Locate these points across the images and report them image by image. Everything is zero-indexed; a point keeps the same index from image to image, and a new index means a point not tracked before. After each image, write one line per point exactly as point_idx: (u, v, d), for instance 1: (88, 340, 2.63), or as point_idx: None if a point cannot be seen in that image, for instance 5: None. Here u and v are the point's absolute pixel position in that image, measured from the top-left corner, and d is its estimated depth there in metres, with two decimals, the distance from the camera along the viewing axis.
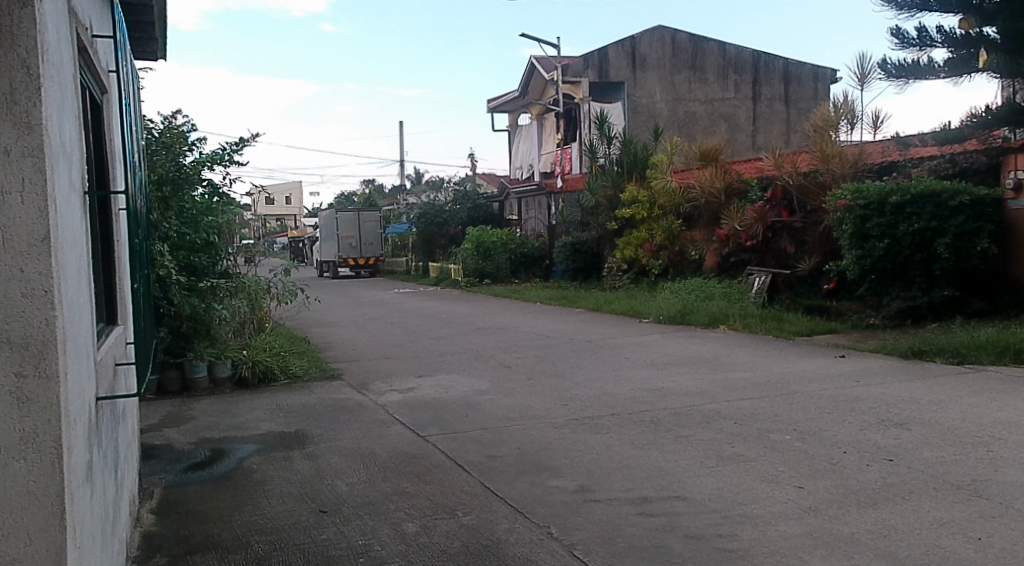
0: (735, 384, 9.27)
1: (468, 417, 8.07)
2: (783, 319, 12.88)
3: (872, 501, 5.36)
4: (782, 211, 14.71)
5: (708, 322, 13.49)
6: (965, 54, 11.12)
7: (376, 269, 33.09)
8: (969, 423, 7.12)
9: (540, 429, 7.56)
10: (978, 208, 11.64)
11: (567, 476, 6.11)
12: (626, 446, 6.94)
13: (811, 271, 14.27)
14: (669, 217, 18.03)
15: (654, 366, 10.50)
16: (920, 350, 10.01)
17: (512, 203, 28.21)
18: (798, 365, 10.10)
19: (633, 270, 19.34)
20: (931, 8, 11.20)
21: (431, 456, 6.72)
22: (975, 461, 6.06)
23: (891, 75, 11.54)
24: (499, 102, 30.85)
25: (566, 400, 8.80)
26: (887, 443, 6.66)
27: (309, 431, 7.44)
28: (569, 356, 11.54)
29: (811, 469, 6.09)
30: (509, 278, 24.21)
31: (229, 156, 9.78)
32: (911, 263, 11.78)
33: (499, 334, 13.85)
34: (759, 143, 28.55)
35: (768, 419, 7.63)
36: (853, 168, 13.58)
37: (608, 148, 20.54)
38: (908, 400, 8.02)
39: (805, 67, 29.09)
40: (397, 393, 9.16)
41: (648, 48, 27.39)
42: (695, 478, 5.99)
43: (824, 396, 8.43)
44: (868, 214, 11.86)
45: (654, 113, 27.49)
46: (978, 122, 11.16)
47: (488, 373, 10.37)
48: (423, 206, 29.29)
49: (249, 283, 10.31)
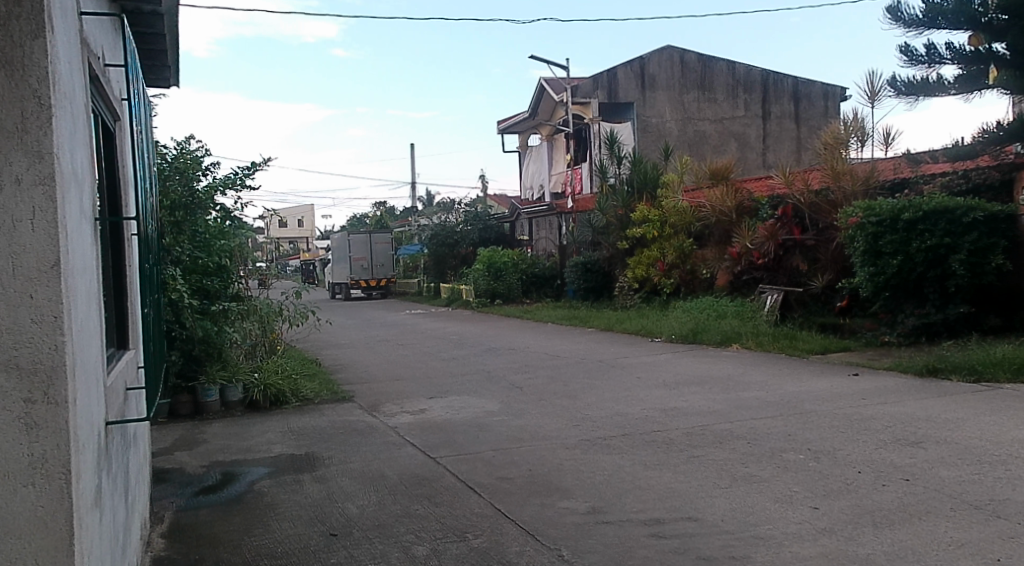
0: (748, 403, 9.22)
1: (480, 438, 8.05)
2: (796, 338, 12.82)
3: (887, 521, 5.31)
4: (793, 229, 14.64)
5: (720, 340, 13.47)
6: (974, 70, 11.09)
7: (387, 290, 33.22)
8: (986, 441, 7.06)
9: (551, 450, 7.55)
10: (992, 223, 11.60)
11: (578, 498, 6.08)
12: (638, 467, 6.91)
13: (824, 289, 14.27)
14: (680, 236, 18.09)
15: (666, 386, 10.45)
16: (935, 367, 9.94)
17: (523, 224, 28.33)
18: (812, 384, 10.02)
19: (644, 289, 19.24)
20: (939, 26, 11.21)
21: (441, 478, 6.71)
22: (994, 481, 5.98)
23: (900, 93, 11.52)
24: (509, 124, 31.06)
25: (577, 420, 8.77)
26: (903, 462, 6.60)
27: (320, 454, 7.45)
28: (581, 376, 11.52)
29: (825, 490, 6.04)
30: (520, 299, 24.16)
31: (241, 180, 9.85)
32: (925, 281, 11.72)
33: (511, 355, 13.84)
34: (769, 161, 28.64)
35: (782, 439, 7.59)
36: (863, 186, 13.61)
37: (619, 168, 20.57)
38: (924, 419, 7.96)
39: (815, 85, 29.16)
40: (408, 415, 9.16)
41: (657, 68, 27.47)
42: (707, 499, 5.95)
43: (838, 415, 8.36)
44: (880, 231, 11.83)
45: (664, 133, 27.57)
46: (989, 138, 11.10)
47: (499, 394, 10.36)
48: (436, 227, 29.48)
49: (260, 306, 10.32)
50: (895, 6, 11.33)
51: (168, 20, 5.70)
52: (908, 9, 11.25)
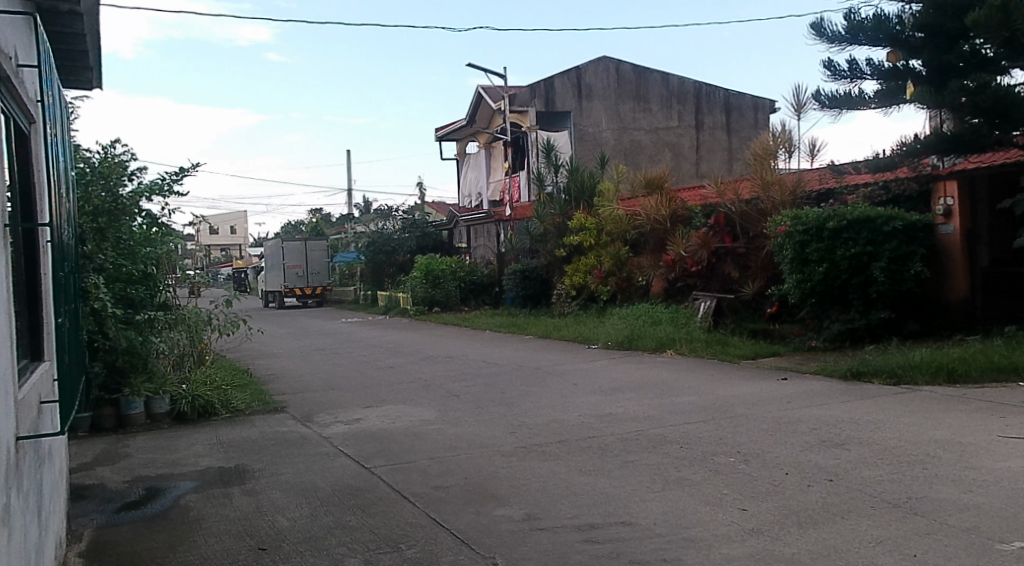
0: (681, 408, 9.39)
1: (416, 447, 8.02)
2: (728, 343, 13.10)
3: (811, 521, 5.47)
4: (725, 237, 15.01)
5: (656, 346, 13.68)
6: (892, 86, 11.48)
7: (322, 299, 32.81)
8: (905, 441, 7.33)
9: (487, 458, 7.56)
10: (910, 232, 12.12)
11: (514, 505, 6.10)
12: (573, 473, 6.97)
13: (754, 295, 14.62)
14: (617, 244, 18.31)
15: (602, 392, 10.57)
16: (858, 371, 10.26)
17: (460, 232, 28.33)
18: (743, 388, 10.25)
19: (581, 296, 19.40)
20: (860, 42, 11.61)
21: (375, 489, 6.66)
22: (912, 479, 6.21)
23: (824, 106, 11.93)
24: (446, 131, 30.99)
25: (515, 427, 8.81)
26: (827, 463, 6.81)
27: (250, 466, 7.32)
28: (518, 383, 11.57)
29: (754, 492, 6.19)
30: (458, 306, 24.12)
31: (168, 186, 9.63)
32: (849, 288, 12.10)
33: (449, 363, 13.81)
34: (703, 170, 29.19)
35: (713, 442, 7.76)
36: (792, 195, 14.09)
37: (557, 176, 20.67)
38: (847, 421, 8.22)
39: (746, 97, 29.89)
40: (342, 425, 9.07)
41: (593, 78, 27.84)
42: (640, 503, 6.04)
43: (767, 418, 8.57)
44: (807, 239, 12.16)
45: (600, 142, 27.95)
46: (909, 149, 11.43)
47: (435, 402, 10.33)
48: (372, 234, 29.26)
49: (190, 314, 10.12)
50: (818, 23, 11.71)
51: (88, 19, 5.55)
52: (830, 25, 11.63)
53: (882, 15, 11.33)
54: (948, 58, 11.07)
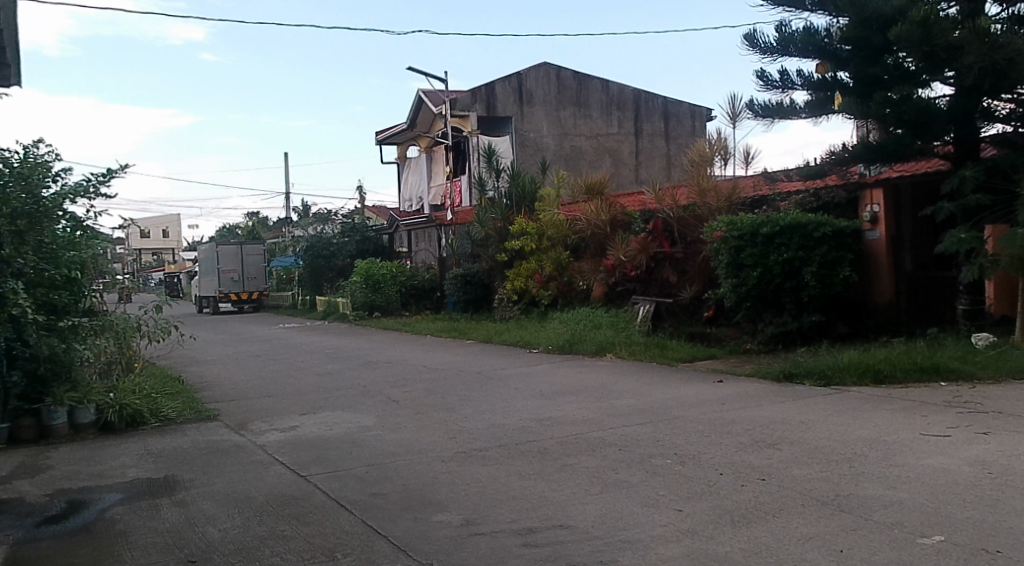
0: (620, 410, 9.50)
1: (353, 454, 7.94)
2: (666, 346, 13.29)
3: (744, 520, 5.59)
4: (663, 242, 15.33)
5: (596, 350, 13.80)
6: (821, 96, 11.83)
7: (259, 304, 32.26)
8: (834, 440, 7.54)
9: (427, 464, 7.53)
10: (839, 238, 12.47)
11: (452, 511, 6.09)
12: (512, 477, 7.00)
13: (691, 299, 14.89)
14: (558, 249, 18.38)
15: (542, 396, 10.61)
16: (790, 373, 10.51)
17: (401, 236, 28.24)
18: (680, 391, 10.42)
19: (523, 301, 19.43)
20: (790, 54, 11.95)
21: (311, 497, 6.58)
22: (840, 477, 6.40)
23: (757, 115, 12.22)
24: (387, 135, 30.80)
25: (454, 432, 8.80)
26: (760, 463, 6.97)
27: (180, 477, 7.15)
28: (458, 388, 11.53)
29: (689, 492, 6.29)
30: (399, 311, 23.97)
31: (94, 187, 9.37)
32: (782, 292, 12.38)
33: (388, 368, 13.69)
34: (642, 177, 29.55)
35: (650, 444, 7.86)
36: (727, 202, 14.38)
37: (497, 181, 20.72)
38: (780, 421, 8.42)
39: (684, 105, 30.41)
40: (278, 432, 8.93)
41: (534, 83, 27.99)
42: (578, 506, 6.09)
43: (703, 420, 8.73)
44: (742, 244, 12.44)
45: (541, 147, 28.10)
46: (837, 158, 11.77)
47: (374, 408, 10.25)
48: (310, 238, 28.87)
49: (117, 321, 9.70)
50: (751, 34, 12.00)
51: None
52: (763, 37, 11.93)
53: (812, 28, 11.69)
54: (873, 70, 11.35)
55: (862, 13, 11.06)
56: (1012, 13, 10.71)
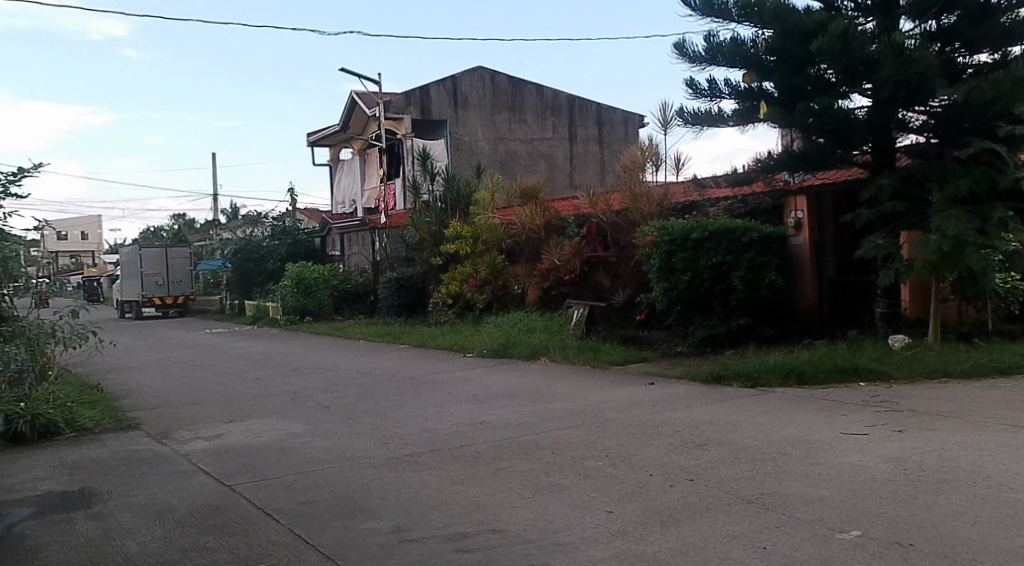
0: (554, 414, 9.54)
1: (281, 462, 7.79)
2: (599, 350, 13.41)
3: (673, 520, 5.67)
4: (597, 247, 15.37)
5: (530, 354, 13.84)
6: (748, 105, 12.13)
7: (185, 308, 31.44)
8: (761, 440, 7.71)
9: (357, 470, 7.43)
10: (766, 243, 12.76)
11: (383, 518, 6.03)
12: (445, 482, 6.96)
13: (624, 303, 15.08)
14: (493, 253, 18.43)
15: (476, 401, 10.58)
16: (719, 375, 10.70)
17: (334, 239, 27.98)
18: (613, 393, 10.51)
19: (458, 305, 19.37)
20: (718, 63, 12.20)
21: (236, 507, 6.43)
22: (765, 476, 6.54)
23: (687, 123, 12.45)
24: (319, 137, 30.40)
25: (386, 438, 8.72)
26: (689, 463, 7.08)
27: (97, 489, 6.90)
28: (390, 393, 11.42)
29: (620, 494, 6.36)
30: (331, 316, 23.62)
31: (6, 187, 8.99)
32: (711, 296, 12.63)
33: (319, 374, 13.47)
34: (576, 181, 29.76)
35: (582, 447, 7.92)
36: (659, 208, 14.60)
37: (432, 185, 20.73)
38: (708, 422, 8.57)
39: (617, 112, 30.78)
40: (202, 441, 8.71)
41: (468, 87, 28.00)
42: (510, 510, 6.09)
43: (634, 422, 8.83)
44: (672, 249, 12.63)
45: (476, 151, 28.10)
46: (763, 165, 12.07)
47: (303, 415, 10.08)
48: (239, 241, 28.16)
49: (30, 327, 9.36)
50: (680, 42, 12.22)
51: None
52: (692, 46, 12.16)
53: (739, 39, 11.97)
54: (797, 81, 11.64)
55: (787, 25, 11.35)
56: (925, 29, 11.11)
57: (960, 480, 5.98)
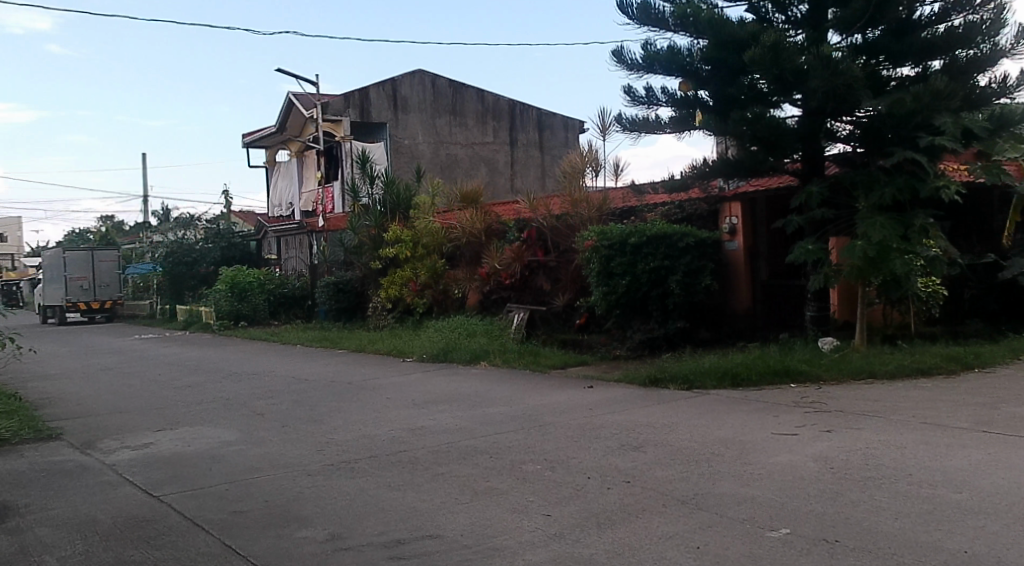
0: (493, 418, 9.51)
1: (212, 471, 7.59)
2: (539, 354, 13.45)
3: (609, 521, 5.70)
4: (537, 251, 15.45)
5: (469, 358, 13.78)
6: (684, 113, 12.32)
7: (112, 313, 30.52)
8: (696, 441, 7.81)
9: (291, 478, 7.29)
10: (702, 248, 12.95)
11: (318, 526, 5.92)
12: (382, 489, 6.87)
13: (564, 307, 15.11)
14: (433, 256, 18.35)
15: (415, 406, 10.49)
16: (656, 378, 10.81)
17: (270, 242, 27.55)
18: (552, 397, 10.54)
19: (397, 309, 19.22)
20: (655, 71, 12.35)
21: (164, 518, 6.24)
22: (699, 477, 6.62)
23: (625, 129, 12.58)
24: (255, 138, 29.83)
25: (322, 445, 8.58)
26: (626, 465, 7.13)
27: (15, 503, 6.63)
28: (327, 399, 11.25)
29: (557, 497, 6.36)
30: (267, 320, 23.16)
31: None
32: (649, 300, 12.77)
33: (253, 380, 13.18)
34: (516, 186, 29.84)
35: (521, 451, 7.91)
36: (598, 212, 14.73)
37: (371, 188, 20.36)
38: (645, 425, 8.66)
39: (557, 117, 30.94)
40: (129, 451, 8.44)
41: (408, 90, 27.83)
42: (448, 515, 6.04)
43: (572, 425, 8.87)
44: (612, 253, 12.73)
45: (416, 155, 27.94)
46: (699, 172, 12.28)
47: (237, 423, 9.85)
48: (171, 244, 27.51)
49: None
50: (618, 50, 12.33)
51: None
52: (629, 53, 12.29)
53: (675, 48, 12.13)
54: (731, 90, 11.86)
55: (721, 35, 11.57)
56: (851, 42, 11.41)
57: (885, 477, 6.15)
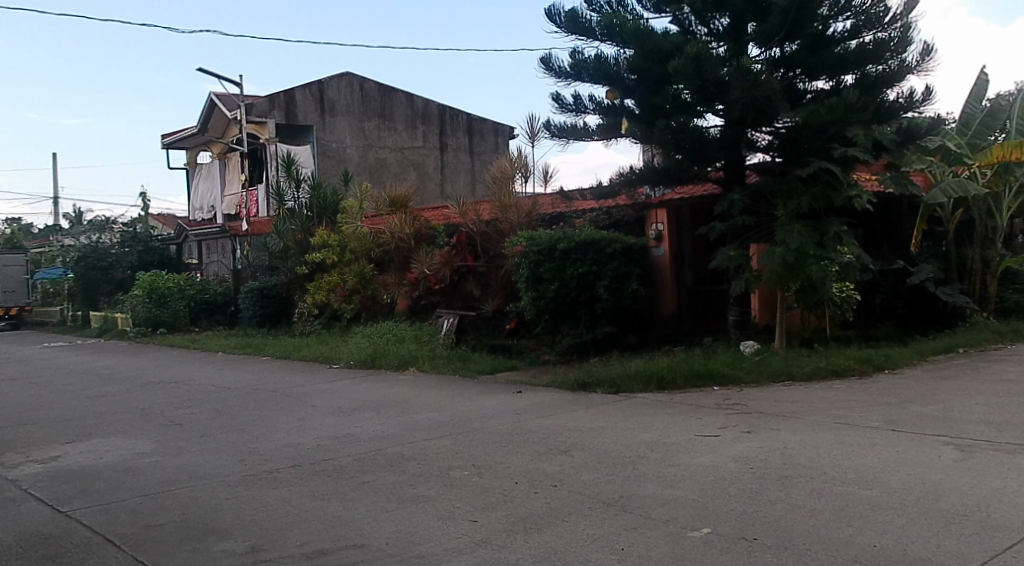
0: (421, 424, 9.39)
1: (126, 484, 7.29)
2: (468, 359, 13.38)
3: (536, 526, 5.67)
4: (467, 256, 15.50)
5: (398, 364, 13.62)
6: (611, 121, 12.43)
7: (20, 320, 29.21)
8: (622, 444, 7.85)
9: (210, 490, 7.05)
10: (629, 254, 13.10)
11: (237, 538, 5.73)
12: (305, 498, 6.70)
13: (494, 312, 15.06)
14: (362, 261, 17.86)
15: (341, 413, 10.30)
16: (584, 382, 10.85)
17: (191, 247, 27.09)
18: (480, 403, 10.47)
19: (324, 315, 18.89)
20: (582, 79, 12.44)
21: (72, 535, 5.96)
22: (625, 479, 6.66)
23: (554, 136, 12.63)
24: (174, 139, 28.94)
25: (243, 455, 8.34)
26: (553, 470, 7.12)
27: None
28: (250, 408, 10.94)
29: (484, 503, 6.30)
30: (187, 327, 22.52)
31: None
32: (578, 305, 12.85)
33: (172, 389, 12.75)
34: (446, 191, 29.71)
35: (448, 457, 7.82)
36: (527, 218, 14.78)
37: (297, 193, 20.02)
38: (574, 429, 8.68)
39: (487, 122, 30.95)
40: (36, 464, 8.05)
41: (336, 93, 27.47)
42: (373, 524, 5.92)
43: (500, 430, 8.83)
44: (541, 259, 12.73)
45: (344, 158, 27.58)
46: (626, 179, 12.42)
47: (153, 433, 9.50)
48: (83, 248, 26.18)
49: None
50: (546, 57, 12.39)
51: None
52: (557, 61, 12.36)
53: (602, 56, 12.24)
54: (656, 99, 12.00)
55: (646, 45, 11.73)
56: (769, 56, 11.70)
57: (801, 476, 6.28)
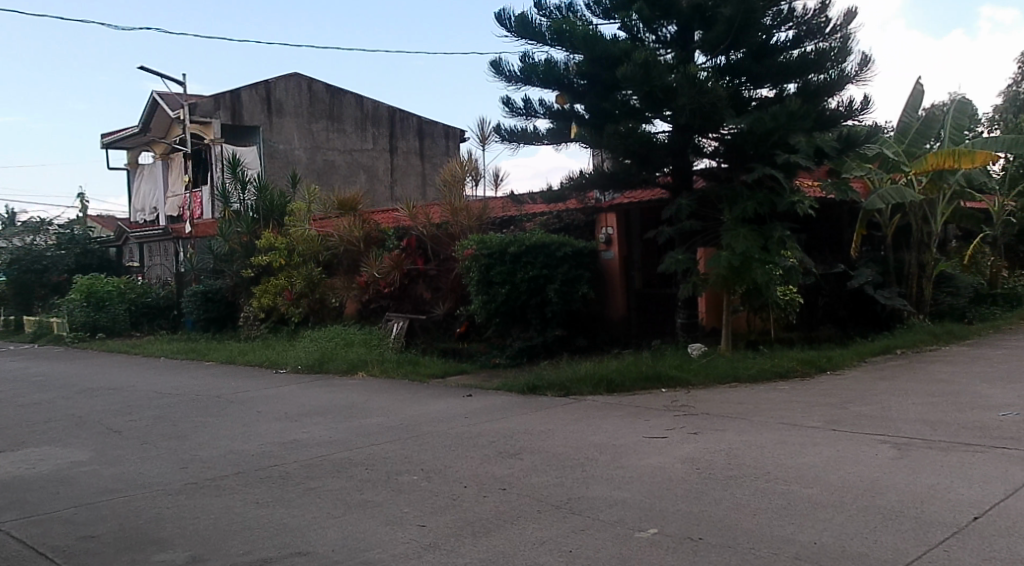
0: (369, 429, 9.28)
1: (61, 495, 7.04)
2: (418, 363, 13.28)
3: (484, 530, 5.63)
4: (417, 260, 15.33)
5: (346, 369, 13.46)
6: (561, 125, 12.46)
7: None
8: (572, 447, 7.84)
9: (150, 499, 6.85)
10: (579, 258, 13.14)
11: (178, 548, 5.58)
12: (249, 506, 6.55)
13: (445, 315, 14.98)
14: (309, 264, 17.60)
15: (287, 419, 10.11)
16: (534, 386, 10.83)
17: (132, 249, 26.51)
18: (430, 407, 10.38)
19: (270, 319, 18.53)
20: (532, 83, 12.45)
21: (2, 548, 5.72)
22: (573, 481, 6.66)
23: (504, 140, 12.62)
24: (115, 139, 28.24)
25: (185, 462, 8.12)
26: (502, 473, 7.08)
27: None
28: (193, 414, 10.69)
29: (433, 507, 6.24)
30: (128, 332, 22.02)
31: None
32: (528, 308, 12.84)
33: (111, 395, 12.40)
34: (396, 194, 29.47)
35: (397, 462, 7.73)
36: (478, 221, 14.74)
37: (243, 194, 19.69)
38: (523, 432, 8.65)
39: (438, 125, 30.79)
40: None
41: (283, 94, 27.11)
42: (318, 531, 5.81)
43: (450, 434, 8.76)
44: (491, 262, 12.69)
45: (292, 160, 27.20)
46: (575, 183, 12.45)
47: (91, 441, 9.21)
48: (16, 251, 25.31)
49: None
50: (496, 61, 12.37)
51: None
52: (507, 65, 12.35)
53: (552, 61, 12.27)
54: (605, 105, 12.06)
55: (595, 51, 11.80)
56: (715, 63, 11.83)
57: (745, 476, 6.35)
